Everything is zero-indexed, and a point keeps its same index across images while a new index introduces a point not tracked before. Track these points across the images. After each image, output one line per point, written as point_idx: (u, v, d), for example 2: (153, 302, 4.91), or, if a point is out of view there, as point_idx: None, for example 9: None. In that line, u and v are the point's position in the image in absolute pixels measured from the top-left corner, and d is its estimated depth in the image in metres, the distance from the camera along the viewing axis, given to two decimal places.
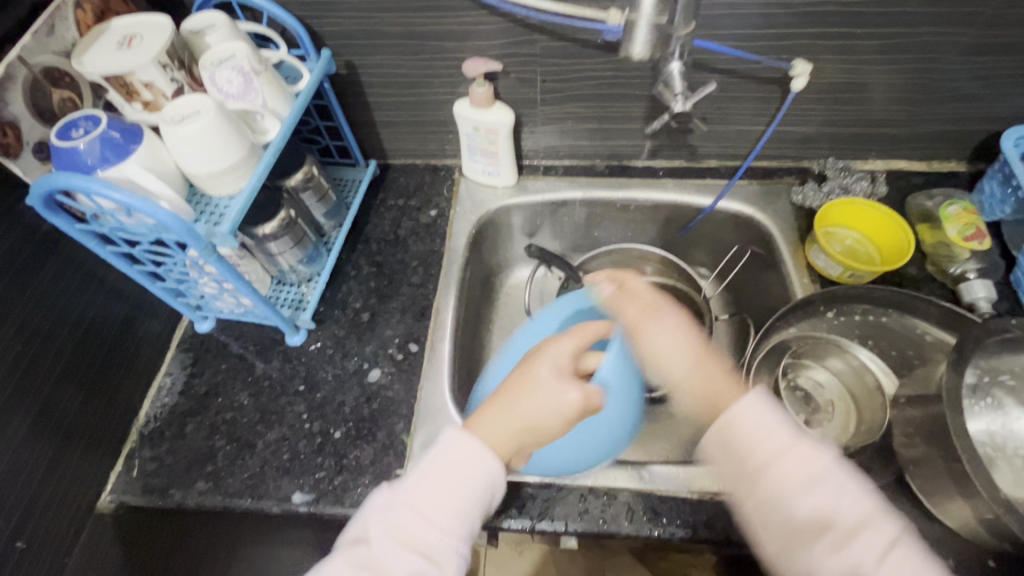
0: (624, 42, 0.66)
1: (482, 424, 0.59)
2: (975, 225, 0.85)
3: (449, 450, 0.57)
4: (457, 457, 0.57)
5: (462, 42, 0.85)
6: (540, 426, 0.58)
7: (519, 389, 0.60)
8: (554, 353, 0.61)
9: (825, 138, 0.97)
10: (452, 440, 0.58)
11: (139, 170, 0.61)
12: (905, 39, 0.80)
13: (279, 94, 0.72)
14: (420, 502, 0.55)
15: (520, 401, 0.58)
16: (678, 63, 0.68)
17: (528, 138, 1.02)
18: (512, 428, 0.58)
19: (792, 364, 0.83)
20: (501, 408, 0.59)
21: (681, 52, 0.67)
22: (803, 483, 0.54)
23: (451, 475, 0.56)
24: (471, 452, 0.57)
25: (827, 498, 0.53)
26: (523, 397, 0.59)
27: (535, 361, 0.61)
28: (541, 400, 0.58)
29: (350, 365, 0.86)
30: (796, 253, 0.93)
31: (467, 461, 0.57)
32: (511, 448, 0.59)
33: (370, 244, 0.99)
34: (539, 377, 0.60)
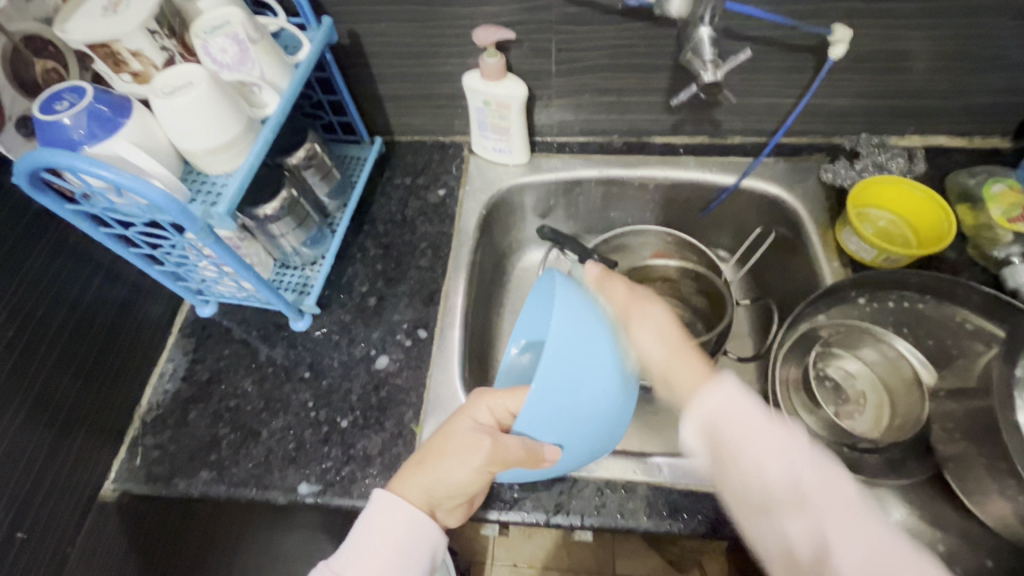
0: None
1: (407, 478, 0.60)
2: (1020, 206, 0.79)
3: (380, 520, 0.58)
4: (387, 518, 0.58)
5: (472, 8, 0.79)
6: (456, 484, 0.58)
7: (441, 449, 0.60)
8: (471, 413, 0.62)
9: (859, 112, 0.91)
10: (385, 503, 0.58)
11: (129, 146, 0.57)
12: (955, 2, 0.74)
13: (277, 64, 0.67)
14: (357, 564, 0.56)
15: (442, 461, 0.59)
16: (707, 28, 0.62)
17: (542, 113, 0.96)
18: (430, 487, 0.58)
19: (822, 353, 0.79)
20: (426, 465, 0.60)
21: (711, 16, 0.61)
22: (742, 412, 0.53)
23: (385, 540, 0.57)
24: (402, 517, 0.57)
25: (757, 423, 0.52)
26: (446, 456, 0.59)
27: (453, 422, 0.62)
28: (461, 457, 0.58)
29: (356, 351, 0.83)
30: (825, 235, 0.88)
31: (402, 525, 0.57)
32: (436, 502, 0.59)
33: (377, 225, 0.95)
34: (461, 436, 0.60)
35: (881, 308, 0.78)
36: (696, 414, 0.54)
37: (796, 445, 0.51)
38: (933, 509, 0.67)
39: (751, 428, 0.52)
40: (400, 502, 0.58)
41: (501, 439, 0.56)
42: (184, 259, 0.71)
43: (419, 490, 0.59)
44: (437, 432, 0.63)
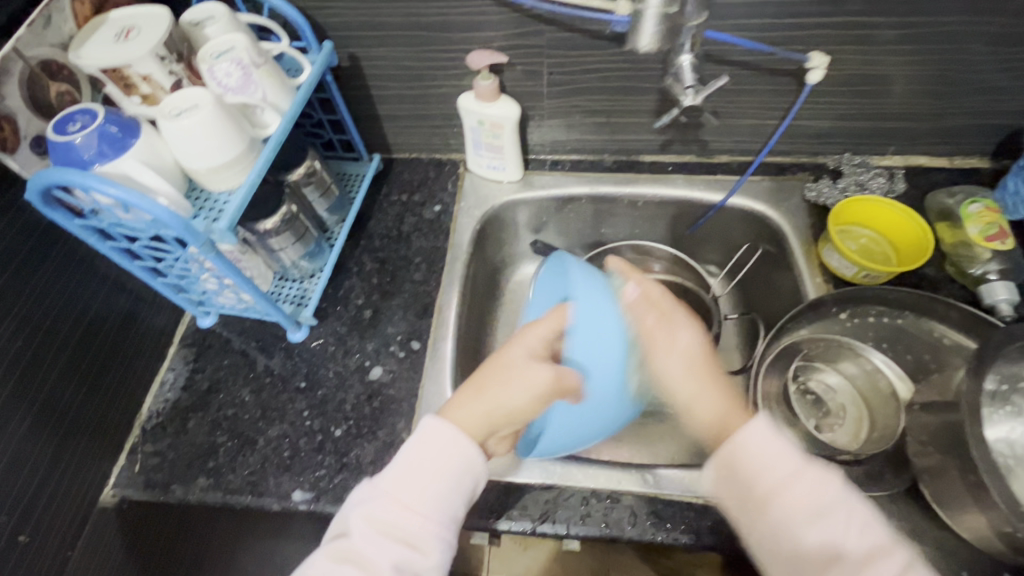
0: (630, 34, 0.64)
1: (459, 407, 0.64)
2: (996, 225, 0.82)
3: (430, 444, 0.61)
4: (434, 443, 0.61)
5: (467, 34, 0.83)
6: (513, 410, 0.63)
7: (492, 377, 0.66)
8: (510, 348, 0.68)
9: (841, 133, 0.94)
10: (434, 428, 0.62)
11: (136, 164, 0.60)
12: (928, 30, 0.77)
13: (279, 87, 0.71)
14: (403, 487, 0.59)
15: (493, 388, 0.64)
16: (688, 55, 0.65)
17: (535, 132, 1.00)
18: (486, 409, 0.63)
19: (804, 366, 0.81)
20: (476, 392, 0.65)
21: (691, 44, 0.64)
22: (768, 454, 0.57)
23: (434, 463, 0.60)
24: (453, 440, 0.61)
25: (784, 467, 0.56)
26: (499, 385, 0.64)
27: (502, 352, 0.68)
28: (507, 386, 0.64)
29: (351, 362, 0.85)
30: (808, 251, 0.90)
31: (452, 458, 0.61)
32: (485, 427, 0.63)
33: (373, 239, 0.98)
34: (510, 364, 0.66)
35: (862, 324, 0.80)
36: (730, 453, 0.58)
37: (839, 501, 0.54)
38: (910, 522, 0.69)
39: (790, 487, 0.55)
40: (458, 435, 0.62)
41: (560, 370, 0.63)
42: (186, 273, 0.74)
43: (473, 413, 0.64)
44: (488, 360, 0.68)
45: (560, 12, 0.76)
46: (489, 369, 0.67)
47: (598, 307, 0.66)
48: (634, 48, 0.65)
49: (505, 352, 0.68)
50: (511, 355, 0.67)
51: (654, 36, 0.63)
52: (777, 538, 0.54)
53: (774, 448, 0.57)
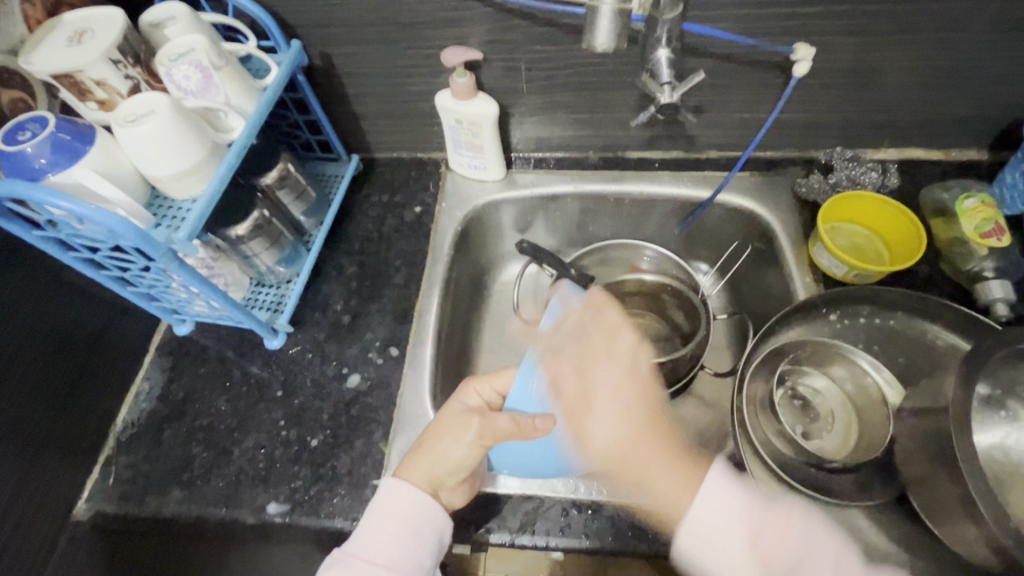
0: (586, 33, 0.62)
1: (413, 465, 0.64)
2: (993, 221, 0.79)
3: (387, 507, 0.61)
4: (395, 503, 0.61)
5: (440, 30, 0.80)
6: (453, 462, 0.62)
7: (444, 427, 0.65)
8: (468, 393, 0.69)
9: (833, 126, 0.91)
10: (393, 487, 0.62)
11: (90, 174, 0.58)
12: (919, 18, 0.74)
13: (243, 89, 0.68)
14: (368, 542, 0.60)
15: (438, 442, 0.64)
16: (665, 50, 0.62)
17: (516, 129, 0.97)
18: (430, 467, 0.62)
19: (792, 370, 0.78)
20: (424, 450, 0.64)
21: (668, 38, 0.62)
22: (726, 529, 0.57)
23: (393, 519, 0.61)
24: (410, 499, 0.61)
25: (749, 523, 0.57)
26: (441, 438, 0.64)
27: (457, 399, 0.68)
28: (454, 437, 0.63)
29: (329, 370, 0.84)
30: (799, 250, 0.87)
31: (412, 509, 0.61)
32: (433, 479, 0.63)
33: (353, 242, 0.96)
34: (464, 411, 0.65)
35: (851, 324, 0.77)
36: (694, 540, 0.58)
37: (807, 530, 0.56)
38: (900, 531, 0.67)
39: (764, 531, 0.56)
40: (402, 491, 0.62)
41: (492, 415, 0.62)
42: (156, 282, 0.72)
43: (420, 466, 0.63)
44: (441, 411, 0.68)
45: (535, 6, 0.74)
46: (445, 418, 0.66)
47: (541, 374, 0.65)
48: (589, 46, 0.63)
49: (457, 400, 0.68)
50: (466, 402, 0.68)
51: (608, 35, 0.60)
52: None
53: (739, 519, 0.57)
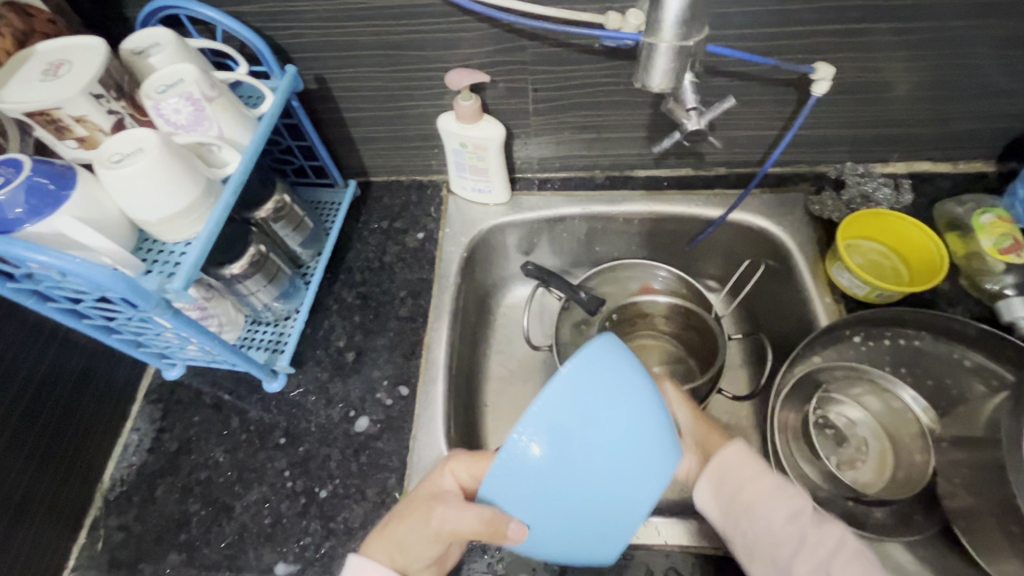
0: (640, 74, 0.55)
1: (381, 540, 0.55)
2: (1011, 237, 0.78)
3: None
4: None
5: (444, 51, 0.76)
6: (422, 551, 0.54)
7: (414, 506, 0.56)
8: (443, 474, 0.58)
9: (843, 142, 0.90)
10: (356, 564, 0.54)
11: (72, 221, 0.53)
12: (936, 34, 0.72)
13: (237, 121, 0.63)
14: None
15: (404, 526, 0.55)
16: (690, 75, 0.60)
17: (521, 150, 0.93)
18: (397, 546, 0.55)
19: (822, 399, 0.76)
20: (389, 529, 0.56)
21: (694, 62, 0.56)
22: (753, 477, 0.56)
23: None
24: None
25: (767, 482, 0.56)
26: (405, 521, 0.55)
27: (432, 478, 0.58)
28: (418, 522, 0.55)
29: (334, 413, 0.79)
30: (816, 269, 0.85)
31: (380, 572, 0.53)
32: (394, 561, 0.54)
33: (353, 273, 0.91)
34: (436, 487, 0.57)
35: (877, 347, 0.75)
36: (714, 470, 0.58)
37: (797, 494, 0.56)
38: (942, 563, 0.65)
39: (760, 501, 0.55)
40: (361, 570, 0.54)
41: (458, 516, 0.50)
42: (144, 329, 0.66)
43: (382, 545, 0.55)
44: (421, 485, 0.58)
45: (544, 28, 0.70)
46: (411, 500, 0.58)
47: (607, 392, 0.44)
48: (645, 87, 0.57)
49: (431, 482, 0.58)
50: (437, 484, 0.57)
51: (668, 75, 0.54)
52: (755, 547, 0.54)
53: (755, 468, 0.57)
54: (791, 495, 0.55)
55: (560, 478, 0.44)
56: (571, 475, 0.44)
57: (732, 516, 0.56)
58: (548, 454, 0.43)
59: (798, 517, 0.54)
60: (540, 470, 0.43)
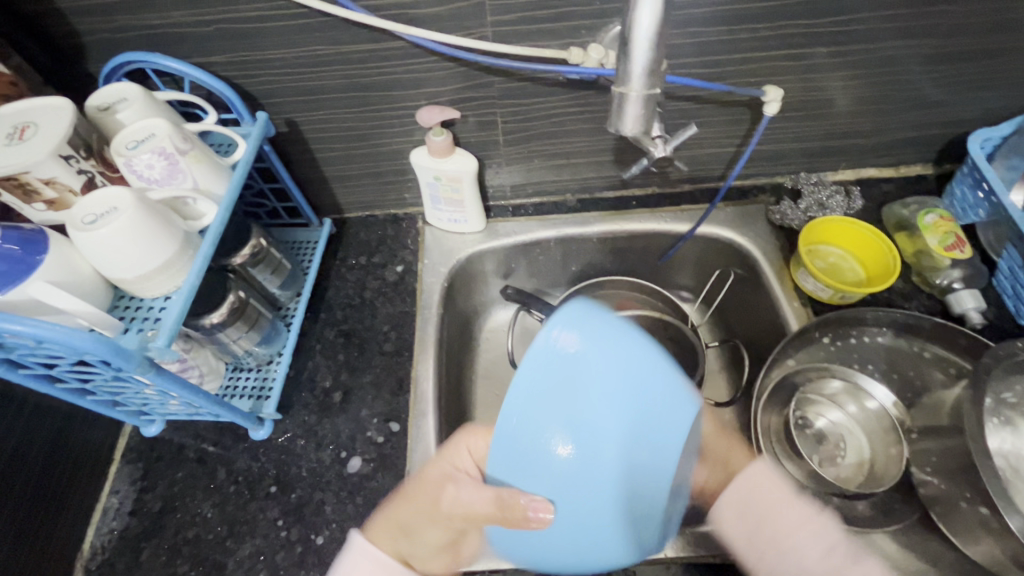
0: (612, 119, 0.59)
1: (378, 521, 0.61)
2: (953, 233, 0.84)
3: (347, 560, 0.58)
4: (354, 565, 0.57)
5: (413, 90, 0.78)
6: (426, 537, 0.58)
7: (412, 486, 0.61)
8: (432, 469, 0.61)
9: (795, 154, 0.95)
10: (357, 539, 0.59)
11: (45, 286, 0.52)
12: (871, 55, 0.79)
13: (212, 172, 0.63)
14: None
15: (410, 509, 0.60)
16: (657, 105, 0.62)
17: (493, 179, 0.96)
18: (399, 531, 0.59)
19: (799, 400, 0.79)
20: (399, 506, 0.61)
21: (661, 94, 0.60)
22: (777, 498, 0.62)
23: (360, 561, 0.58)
24: (372, 562, 0.57)
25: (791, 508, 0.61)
26: (415, 501, 0.60)
27: (428, 468, 0.61)
28: (426, 510, 0.58)
29: (326, 455, 0.77)
30: (782, 275, 0.90)
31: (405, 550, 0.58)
32: (397, 545, 0.58)
33: (334, 311, 0.91)
34: (439, 472, 0.60)
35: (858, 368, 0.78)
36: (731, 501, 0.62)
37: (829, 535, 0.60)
38: (924, 548, 0.69)
39: (781, 515, 0.61)
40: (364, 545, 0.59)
41: (467, 497, 0.54)
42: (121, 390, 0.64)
43: (390, 508, 0.61)
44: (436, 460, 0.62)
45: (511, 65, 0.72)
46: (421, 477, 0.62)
47: (605, 369, 0.47)
48: (617, 131, 0.60)
49: (426, 476, 0.61)
50: (427, 478, 0.60)
51: (639, 119, 0.57)
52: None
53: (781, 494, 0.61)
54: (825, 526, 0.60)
55: (591, 471, 0.48)
56: (586, 462, 0.47)
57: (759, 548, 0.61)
58: (574, 453, 0.47)
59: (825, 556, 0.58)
60: (564, 468, 0.48)
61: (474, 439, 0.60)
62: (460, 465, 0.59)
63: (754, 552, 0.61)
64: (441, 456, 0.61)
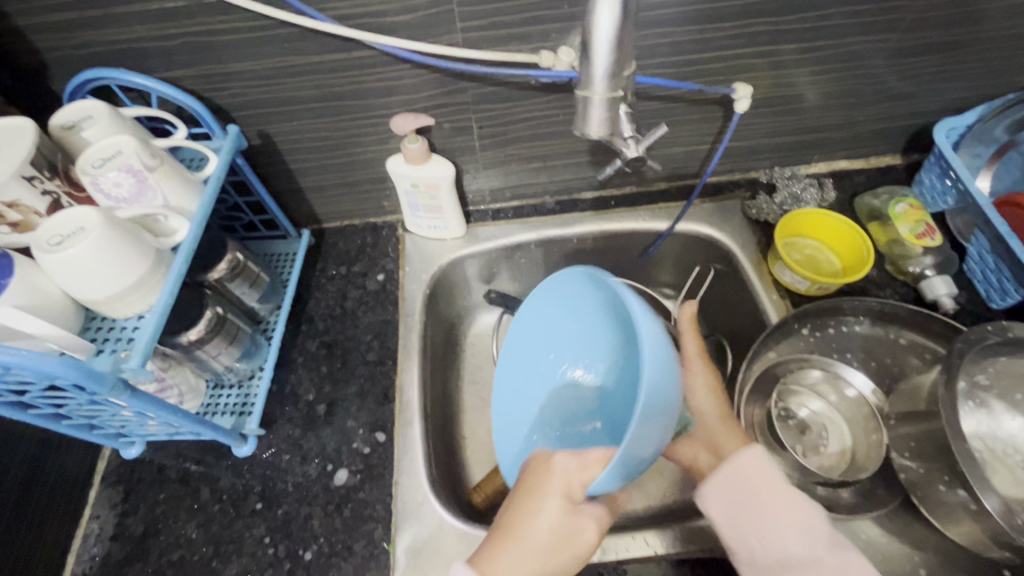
0: (578, 122, 0.59)
1: (496, 559, 0.57)
2: (924, 223, 0.86)
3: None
4: None
5: (387, 98, 0.77)
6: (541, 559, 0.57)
7: (522, 517, 0.59)
8: (533, 500, 0.60)
9: (769, 149, 0.97)
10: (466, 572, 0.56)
11: (13, 311, 0.51)
12: (837, 50, 0.80)
13: (183, 187, 0.62)
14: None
15: (525, 537, 0.58)
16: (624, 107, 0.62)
17: (471, 184, 0.96)
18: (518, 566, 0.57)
19: (780, 392, 0.80)
20: (510, 540, 0.58)
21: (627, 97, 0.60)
22: (763, 480, 0.63)
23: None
24: None
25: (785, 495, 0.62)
26: (530, 528, 0.58)
27: (530, 501, 0.60)
28: (545, 530, 0.58)
29: (311, 469, 0.77)
30: (759, 268, 0.91)
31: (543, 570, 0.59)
32: None
33: (315, 322, 0.90)
34: (541, 494, 0.60)
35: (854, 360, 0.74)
36: (720, 480, 0.65)
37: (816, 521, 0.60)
38: (908, 532, 0.70)
39: (774, 503, 0.62)
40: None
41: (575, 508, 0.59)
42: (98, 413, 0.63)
43: (503, 538, 0.58)
44: (523, 479, 0.64)
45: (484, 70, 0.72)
46: (509, 503, 0.62)
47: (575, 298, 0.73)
48: (583, 133, 0.60)
49: (537, 511, 0.59)
50: (541, 514, 0.59)
51: (604, 122, 0.58)
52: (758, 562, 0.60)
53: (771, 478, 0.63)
54: (811, 512, 0.61)
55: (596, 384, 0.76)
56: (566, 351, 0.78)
57: (743, 531, 0.62)
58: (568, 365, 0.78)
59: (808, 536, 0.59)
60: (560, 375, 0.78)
61: (570, 458, 0.61)
62: (573, 490, 0.60)
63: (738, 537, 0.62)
64: (536, 487, 0.61)
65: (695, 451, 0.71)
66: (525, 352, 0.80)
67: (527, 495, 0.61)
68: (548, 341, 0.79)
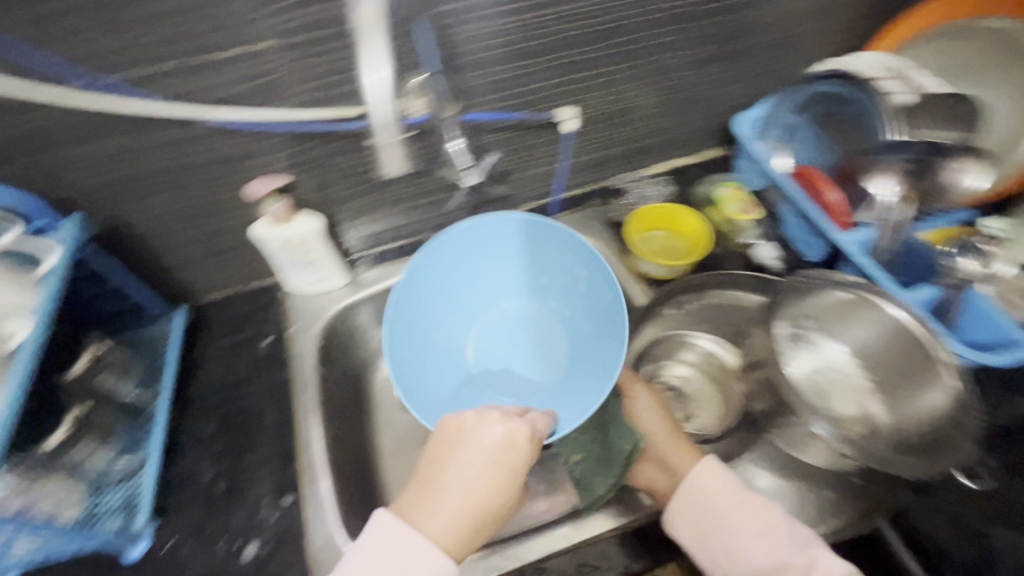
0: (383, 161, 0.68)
1: (423, 514, 0.60)
2: (747, 201, 1.02)
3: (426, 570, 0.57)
4: (388, 546, 0.57)
5: (239, 164, 0.78)
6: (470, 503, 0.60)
7: (456, 484, 0.61)
8: (467, 470, 0.62)
9: (615, 159, 1.08)
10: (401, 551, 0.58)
11: None
12: (647, 70, 0.92)
13: (16, 291, 0.63)
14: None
15: (448, 479, 0.61)
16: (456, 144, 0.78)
17: (349, 233, 0.98)
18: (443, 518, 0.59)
19: (654, 368, 0.89)
20: (434, 488, 0.61)
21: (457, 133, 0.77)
22: (722, 493, 0.70)
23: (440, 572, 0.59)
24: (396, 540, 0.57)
25: (743, 508, 0.69)
26: (449, 469, 0.62)
27: (460, 473, 0.61)
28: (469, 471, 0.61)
29: (217, 551, 0.73)
30: (624, 264, 1.01)
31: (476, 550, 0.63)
32: (467, 527, 0.59)
33: (206, 398, 0.87)
34: (484, 471, 0.61)
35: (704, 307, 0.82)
36: (685, 498, 0.71)
37: (771, 528, 0.66)
38: (781, 467, 0.79)
39: (732, 514, 0.68)
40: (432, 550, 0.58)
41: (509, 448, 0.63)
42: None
43: (463, 510, 0.60)
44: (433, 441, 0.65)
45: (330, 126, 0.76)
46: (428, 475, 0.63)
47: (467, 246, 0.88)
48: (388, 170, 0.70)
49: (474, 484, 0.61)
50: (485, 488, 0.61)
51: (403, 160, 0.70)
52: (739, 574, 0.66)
53: (730, 490, 0.70)
54: (766, 514, 0.68)
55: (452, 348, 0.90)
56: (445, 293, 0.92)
57: (709, 546, 0.69)
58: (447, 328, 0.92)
59: (767, 541, 0.65)
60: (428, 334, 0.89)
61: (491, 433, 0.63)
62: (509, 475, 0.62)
63: (710, 555, 0.68)
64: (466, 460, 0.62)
65: (655, 472, 0.76)
66: (424, 313, 0.90)
67: (457, 472, 0.62)
68: (430, 306, 0.90)
